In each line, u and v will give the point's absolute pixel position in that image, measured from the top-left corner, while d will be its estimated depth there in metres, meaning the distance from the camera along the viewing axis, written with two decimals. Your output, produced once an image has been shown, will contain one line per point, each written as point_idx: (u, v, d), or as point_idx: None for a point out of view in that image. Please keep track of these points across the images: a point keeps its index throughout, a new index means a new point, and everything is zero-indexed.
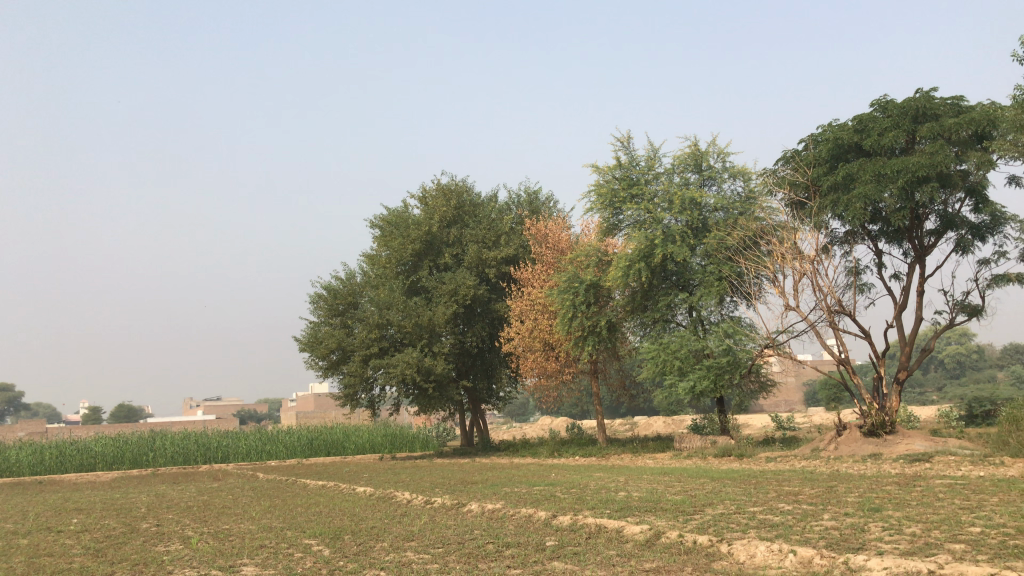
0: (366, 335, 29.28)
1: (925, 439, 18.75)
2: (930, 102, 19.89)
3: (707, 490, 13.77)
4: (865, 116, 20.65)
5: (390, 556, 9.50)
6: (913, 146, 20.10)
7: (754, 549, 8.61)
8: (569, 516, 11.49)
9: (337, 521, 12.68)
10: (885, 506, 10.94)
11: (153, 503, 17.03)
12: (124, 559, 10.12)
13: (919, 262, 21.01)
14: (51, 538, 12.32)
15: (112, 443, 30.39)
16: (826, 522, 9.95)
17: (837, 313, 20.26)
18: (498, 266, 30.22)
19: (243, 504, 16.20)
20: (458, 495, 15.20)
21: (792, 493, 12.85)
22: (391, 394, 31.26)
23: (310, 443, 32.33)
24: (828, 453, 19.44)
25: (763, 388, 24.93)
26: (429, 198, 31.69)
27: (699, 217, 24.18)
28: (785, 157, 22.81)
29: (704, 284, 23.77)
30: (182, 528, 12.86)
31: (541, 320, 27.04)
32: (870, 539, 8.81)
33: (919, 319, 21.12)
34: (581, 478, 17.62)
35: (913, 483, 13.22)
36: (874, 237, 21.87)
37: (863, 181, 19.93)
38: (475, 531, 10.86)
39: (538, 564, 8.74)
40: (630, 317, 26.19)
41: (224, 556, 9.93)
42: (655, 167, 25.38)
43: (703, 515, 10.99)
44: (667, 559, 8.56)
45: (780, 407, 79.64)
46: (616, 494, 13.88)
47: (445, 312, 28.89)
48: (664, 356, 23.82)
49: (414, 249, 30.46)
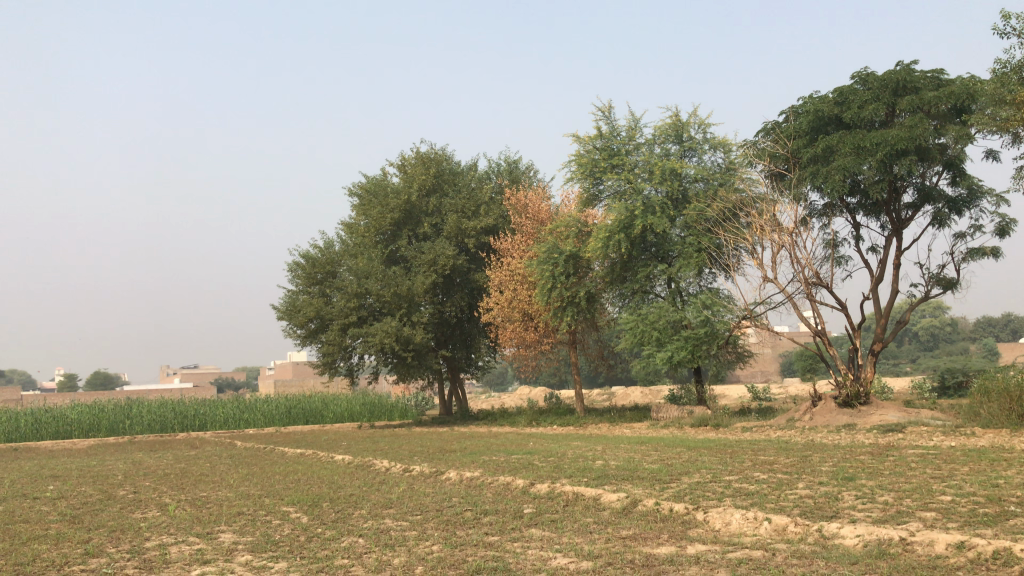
0: (344, 304, 29.15)
1: (899, 410, 19.00)
2: (910, 75, 19.93)
3: (683, 459, 13.90)
4: (846, 89, 20.69)
5: (368, 523, 9.52)
6: (893, 119, 20.17)
7: (730, 517, 8.71)
8: (547, 484, 11.58)
9: (315, 488, 12.71)
10: (858, 475, 11.09)
11: (130, 470, 16.97)
12: (101, 526, 10.09)
13: (897, 235, 21.15)
14: (27, 505, 12.25)
15: (88, 410, 30.20)
16: (801, 490, 10.08)
17: (814, 286, 20.40)
18: (477, 236, 30.15)
19: (220, 471, 16.17)
20: (437, 463, 15.26)
21: (768, 462, 12.98)
22: (369, 363, 31.20)
23: (288, 411, 32.26)
24: (803, 424, 19.67)
25: (740, 359, 25.08)
26: (408, 167, 31.47)
27: (679, 188, 24.20)
28: (765, 129, 22.80)
29: (683, 255, 23.84)
30: (159, 495, 12.83)
31: (520, 291, 27.05)
32: (843, 507, 8.93)
33: (895, 292, 21.29)
34: (559, 447, 17.72)
35: (886, 453, 13.39)
36: (852, 210, 21.97)
37: (842, 153, 19.98)
38: (454, 499, 10.91)
39: (516, 531, 8.80)
40: (609, 288, 26.26)
41: (201, 524, 9.91)
42: (635, 138, 25.30)
43: (680, 484, 11.10)
44: (643, 527, 8.64)
45: (756, 377, 80.47)
46: (594, 463, 13.98)
47: (425, 282, 28.81)
48: (642, 327, 23.93)
49: (393, 218, 30.35)
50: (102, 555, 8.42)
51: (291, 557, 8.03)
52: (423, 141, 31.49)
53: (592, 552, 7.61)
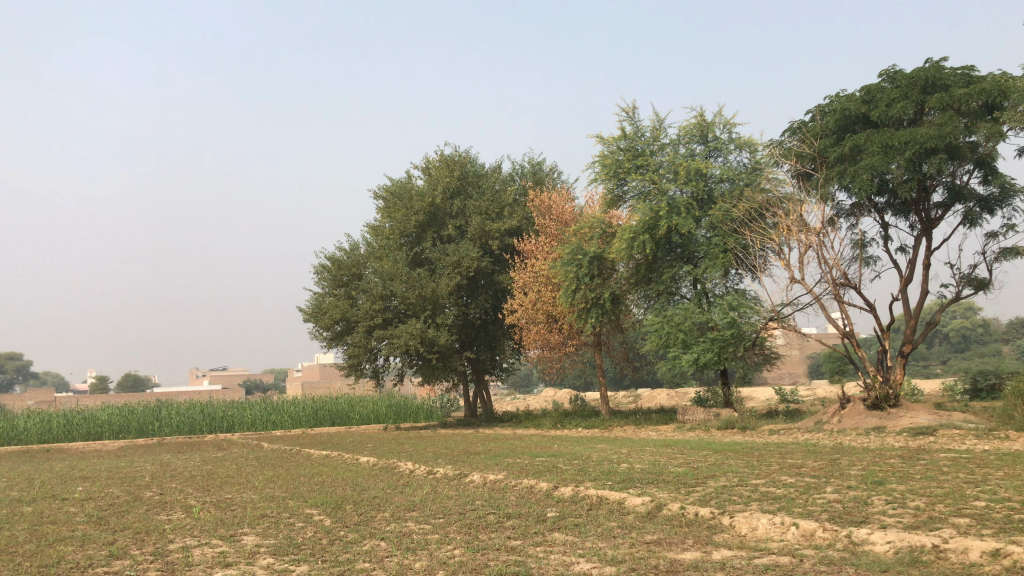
0: (369, 306, 29.21)
1: (930, 413, 18.66)
2: (940, 72, 19.60)
3: (709, 462, 13.73)
4: (873, 87, 20.45)
5: (391, 526, 9.49)
6: (921, 117, 19.84)
7: (756, 522, 8.57)
8: (570, 487, 11.48)
9: (340, 491, 12.69)
10: (888, 479, 10.89)
11: (157, 472, 17.09)
12: (127, 527, 10.14)
13: (926, 235, 20.81)
14: (56, 506, 12.33)
15: (118, 412, 30.52)
16: (829, 495, 9.90)
17: (842, 287, 20.11)
18: (501, 238, 30.10)
19: (246, 472, 16.25)
20: (461, 465, 15.22)
21: (795, 466, 12.80)
22: (395, 365, 31.24)
23: (315, 413, 32.37)
24: (831, 426, 19.42)
25: (768, 361, 24.74)
26: (432, 169, 31.52)
27: (704, 189, 23.99)
28: (792, 128, 22.56)
29: (709, 256, 23.61)
30: (185, 497, 12.87)
31: (544, 292, 26.97)
32: (873, 512, 8.76)
33: (925, 293, 20.94)
34: (584, 449, 17.62)
35: (916, 457, 13.13)
36: (880, 209, 21.67)
37: (870, 152, 19.71)
38: (477, 502, 10.85)
39: (539, 535, 8.72)
40: (634, 290, 26.11)
41: (225, 526, 9.93)
42: (660, 138, 25.14)
43: (705, 487, 10.95)
44: (668, 531, 8.54)
45: (784, 379, 79.94)
46: (620, 466, 13.84)
47: (449, 283, 28.80)
48: (668, 329, 23.78)
49: (418, 220, 30.41)
50: (126, 557, 8.45)
51: (313, 560, 8.01)
52: (447, 144, 31.51)
53: (616, 557, 7.50)
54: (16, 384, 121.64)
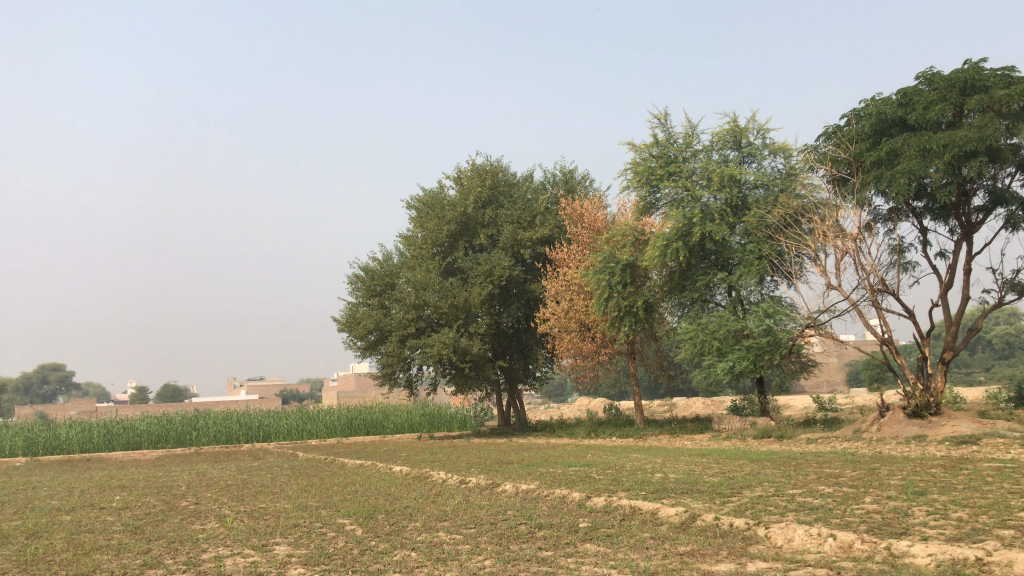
0: (403, 315, 29.30)
1: (973, 421, 18.25)
2: (979, 73, 19.20)
3: (745, 472, 13.52)
4: (910, 90, 20.13)
5: (422, 536, 9.46)
6: (960, 119, 19.47)
7: (792, 533, 8.41)
8: (603, 498, 11.36)
9: (372, 500, 12.69)
10: (929, 489, 10.63)
11: (194, 481, 17.32)
12: (162, 536, 10.24)
13: (967, 239, 20.39)
14: (94, 515, 12.50)
15: (157, 422, 30.91)
16: (868, 506, 9.69)
17: (880, 293, 19.77)
18: (533, 247, 30.05)
19: (280, 482, 16.35)
20: (494, 475, 15.19)
21: (833, 475, 12.57)
22: (428, 374, 31.29)
23: (350, 422, 32.49)
24: (870, 435, 19.07)
25: (804, 368, 24.40)
26: (464, 179, 31.62)
27: (738, 195, 23.73)
28: (826, 133, 22.29)
29: (743, 263, 23.32)
30: (220, 506, 12.96)
31: (577, 300, 26.89)
32: (914, 523, 8.55)
33: (966, 299, 20.50)
34: (617, 459, 17.47)
35: (958, 467, 12.81)
36: (919, 214, 21.29)
37: (907, 156, 19.39)
38: (509, 512, 10.79)
39: (570, 546, 8.63)
40: (668, 297, 25.90)
41: (258, 536, 9.97)
42: (693, 145, 24.96)
43: (740, 497, 10.77)
44: (701, 543, 8.40)
45: (823, 387, 78.85)
46: (653, 476, 13.68)
47: (481, 292, 28.81)
48: (702, 337, 23.59)
49: (449, 230, 30.50)
50: (160, 566, 8.50)
51: (343, 570, 7.99)
52: (479, 153, 31.58)
53: (648, 569, 7.39)
54: (59, 395, 124.00)
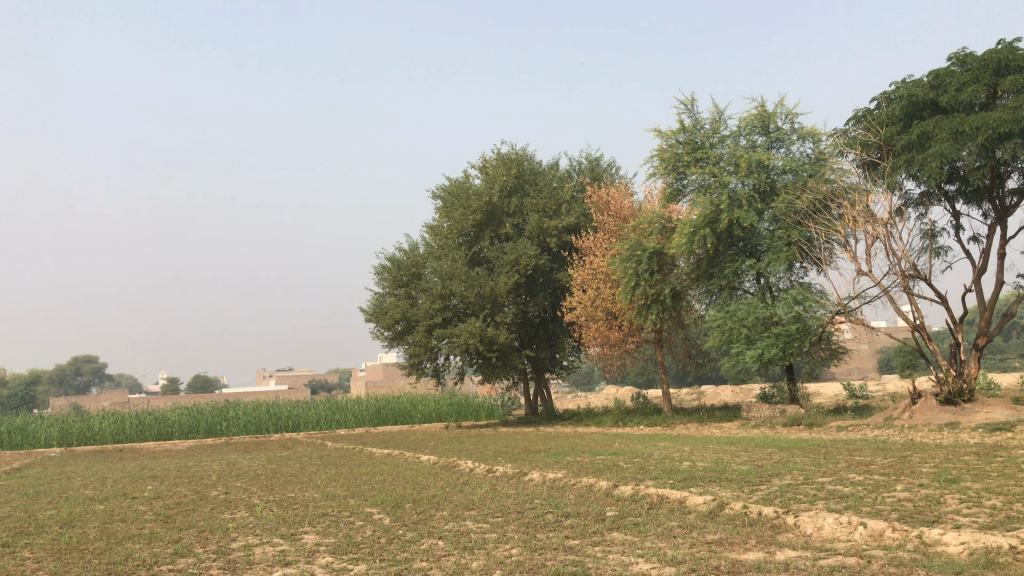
0: (429, 305, 29.31)
1: (1007, 408, 17.97)
2: (1013, 53, 18.75)
3: (774, 460, 13.41)
4: (942, 71, 19.76)
5: (449, 525, 9.48)
6: (994, 101, 19.07)
7: (822, 522, 8.32)
8: (631, 486, 11.31)
9: (400, 489, 12.77)
10: (963, 477, 10.47)
11: (224, 471, 17.49)
12: (193, 525, 10.36)
13: (1000, 223, 20.01)
14: (126, 504, 12.70)
15: (188, 413, 31.28)
16: (900, 493, 9.57)
17: (911, 278, 19.48)
18: (559, 235, 29.94)
19: (309, 471, 16.47)
20: (521, 463, 15.17)
21: (864, 463, 12.42)
22: (456, 363, 31.33)
23: (377, 412, 32.62)
24: (902, 423, 18.83)
25: (835, 356, 24.14)
26: (489, 168, 31.56)
27: (767, 180, 23.45)
28: (856, 117, 21.97)
29: (772, 250, 23.09)
30: (249, 496, 13.09)
31: (603, 289, 26.78)
32: (947, 511, 8.43)
33: (1000, 284, 20.15)
34: (645, 448, 17.36)
35: (992, 454, 12.60)
36: (951, 198, 20.93)
37: (939, 139, 19.04)
38: (536, 500, 10.80)
39: (597, 535, 8.60)
40: (695, 285, 25.73)
41: (287, 525, 10.06)
42: (720, 130, 24.71)
43: (769, 486, 10.68)
44: (730, 531, 8.33)
45: (853, 375, 77.89)
46: (681, 464, 13.58)
47: (507, 282, 28.77)
48: (730, 324, 23.41)
49: (475, 219, 30.52)
50: (190, 555, 8.59)
51: (371, 559, 8.03)
52: (504, 142, 31.49)
53: (676, 557, 7.35)
54: (93, 386, 125.83)
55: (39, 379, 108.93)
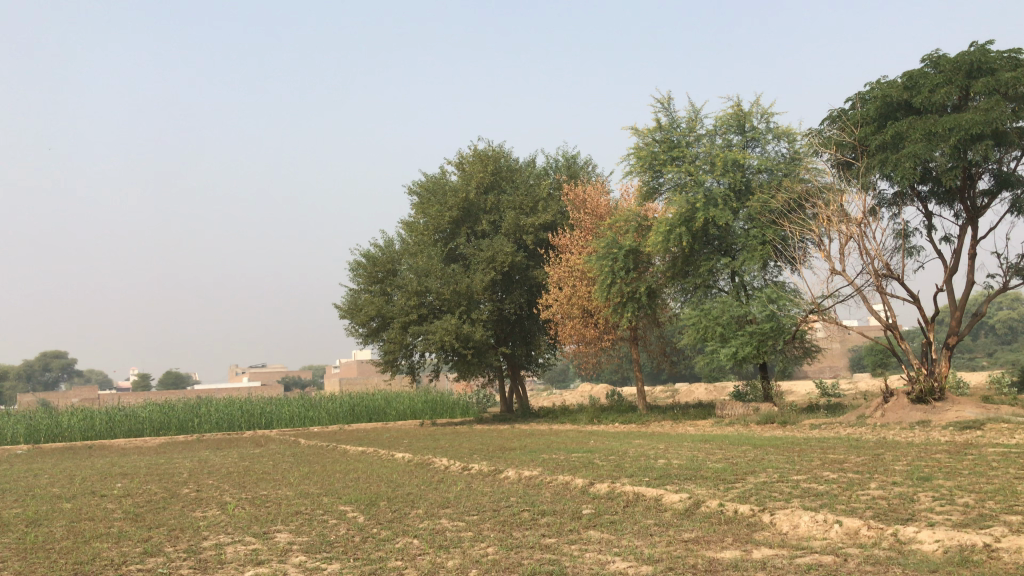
0: (404, 302, 29.09)
1: (976, 406, 18.19)
2: (986, 56, 18.98)
3: (748, 458, 13.47)
4: (915, 73, 19.91)
5: (424, 523, 9.42)
6: (967, 103, 19.29)
7: (798, 520, 8.33)
8: (607, 484, 11.29)
9: (374, 487, 12.67)
10: (935, 474, 10.55)
11: (196, 468, 17.21)
12: (162, 524, 10.17)
13: (971, 224, 20.23)
14: (95, 503, 12.44)
15: (158, 409, 30.92)
16: (873, 492, 9.59)
17: (884, 278, 19.63)
18: (536, 232, 29.93)
19: (282, 470, 16.26)
20: (496, 461, 15.10)
21: (837, 461, 12.51)
22: (431, 360, 31.16)
23: (352, 409, 32.41)
24: (874, 421, 18.98)
25: (808, 354, 24.29)
26: (466, 165, 31.47)
27: (742, 179, 23.52)
28: (831, 117, 22.10)
29: (746, 248, 23.21)
30: (222, 493, 12.93)
31: (579, 287, 26.78)
32: (920, 509, 8.47)
33: (970, 283, 20.38)
34: (620, 445, 17.33)
35: (964, 452, 12.72)
36: (924, 198, 21.13)
37: (913, 140, 19.21)
38: (512, 498, 10.77)
39: (574, 533, 8.54)
40: (671, 283, 25.80)
41: (259, 523, 9.93)
42: (696, 129, 24.78)
43: (744, 484, 10.67)
44: (706, 529, 8.31)
45: (825, 374, 78.68)
46: (657, 462, 13.60)
47: (483, 279, 28.69)
48: (705, 323, 23.47)
49: (451, 216, 30.40)
50: (159, 555, 8.44)
51: (345, 558, 7.92)
52: (480, 139, 31.40)
53: (653, 556, 7.31)
54: (63, 384, 124.21)
55: (7, 375, 107.19)
